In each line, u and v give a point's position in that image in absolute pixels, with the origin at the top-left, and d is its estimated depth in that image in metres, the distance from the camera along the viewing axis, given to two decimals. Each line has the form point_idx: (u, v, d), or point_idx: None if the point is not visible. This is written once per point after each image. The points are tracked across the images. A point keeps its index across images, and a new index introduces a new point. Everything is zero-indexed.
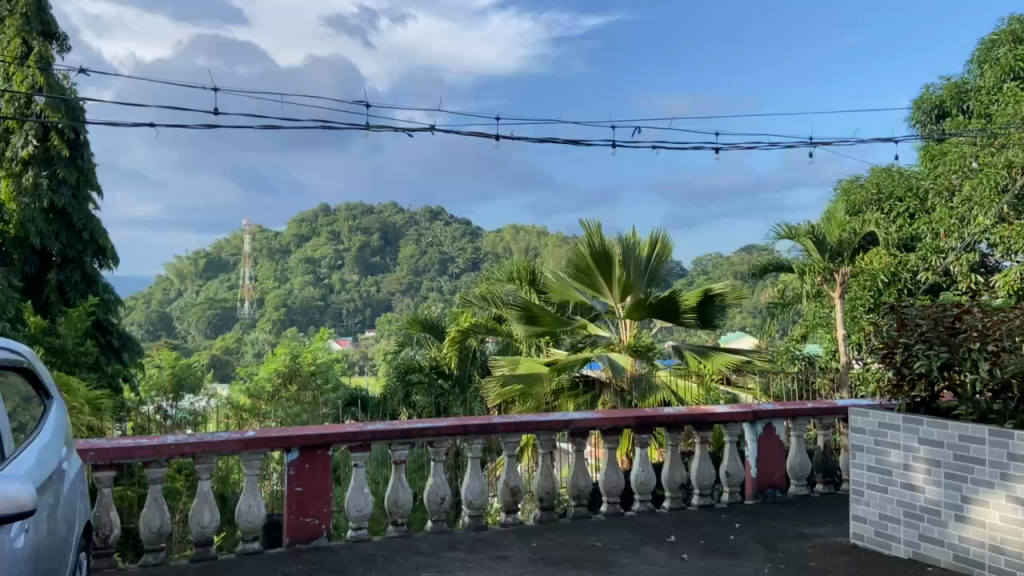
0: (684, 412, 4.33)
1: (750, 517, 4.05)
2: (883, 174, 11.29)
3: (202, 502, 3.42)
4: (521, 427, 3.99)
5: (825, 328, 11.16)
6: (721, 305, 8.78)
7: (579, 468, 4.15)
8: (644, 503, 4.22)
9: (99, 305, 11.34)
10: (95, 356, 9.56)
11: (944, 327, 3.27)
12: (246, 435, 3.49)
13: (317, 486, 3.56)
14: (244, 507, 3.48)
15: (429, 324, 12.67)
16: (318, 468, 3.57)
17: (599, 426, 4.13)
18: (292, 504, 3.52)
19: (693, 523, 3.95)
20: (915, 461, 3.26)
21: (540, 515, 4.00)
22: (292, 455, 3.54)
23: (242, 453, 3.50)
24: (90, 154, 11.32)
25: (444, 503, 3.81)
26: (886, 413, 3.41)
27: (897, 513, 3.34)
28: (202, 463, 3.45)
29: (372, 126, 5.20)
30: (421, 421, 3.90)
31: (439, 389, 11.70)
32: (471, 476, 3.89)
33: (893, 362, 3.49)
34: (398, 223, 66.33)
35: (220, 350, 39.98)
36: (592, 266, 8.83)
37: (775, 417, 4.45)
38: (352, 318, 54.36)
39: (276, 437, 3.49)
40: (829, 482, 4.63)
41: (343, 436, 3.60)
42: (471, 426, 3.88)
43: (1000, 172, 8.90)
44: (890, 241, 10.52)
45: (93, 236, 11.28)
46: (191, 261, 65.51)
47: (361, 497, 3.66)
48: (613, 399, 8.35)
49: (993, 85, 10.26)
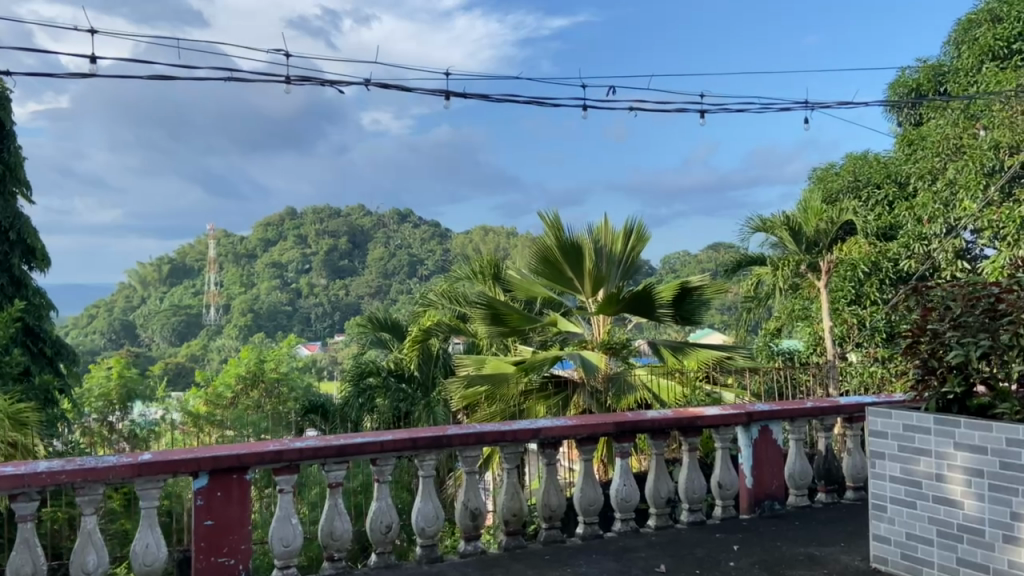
0: (670, 416, 3.75)
1: (748, 535, 3.50)
2: (859, 161, 10.98)
3: (85, 543, 2.77)
4: (481, 438, 3.36)
5: (804, 321, 10.77)
6: (698, 299, 8.29)
7: (551, 485, 3.55)
8: (626, 523, 3.62)
9: (29, 310, 10.40)
10: (22, 366, 8.76)
11: (981, 312, 2.76)
12: (140, 460, 2.83)
13: (231, 518, 2.91)
14: (140, 548, 2.82)
15: (391, 324, 12.17)
16: (233, 497, 2.92)
17: (571, 435, 3.51)
18: (200, 542, 2.86)
19: (684, 545, 3.39)
20: (951, 470, 2.71)
21: (506, 542, 3.40)
22: (200, 482, 2.88)
23: (135, 482, 2.84)
24: (16, 146, 10.46)
25: (390, 532, 3.19)
26: (912, 413, 2.87)
27: (929, 533, 2.80)
28: (84, 496, 2.79)
29: (294, 80, 4.52)
30: (361, 436, 3.25)
31: (401, 393, 11.04)
32: (423, 498, 3.26)
33: (919, 354, 2.95)
34: (365, 225, 65.35)
35: (184, 360, 38.86)
36: (559, 259, 8.19)
37: (771, 419, 3.89)
38: (321, 322, 53.32)
39: (178, 459, 2.83)
40: (831, 491, 4.11)
41: (265, 456, 2.95)
42: (422, 439, 3.24)
43: (987, 154, 8.59)
44: (869, 230, 10.19)
45: (20, 235, 10.42)
46: (154, 266, 64.09)
47: (289, 529, 3.01)
48: (586, 400, 7.91)
49: (972, 66, 9.89)
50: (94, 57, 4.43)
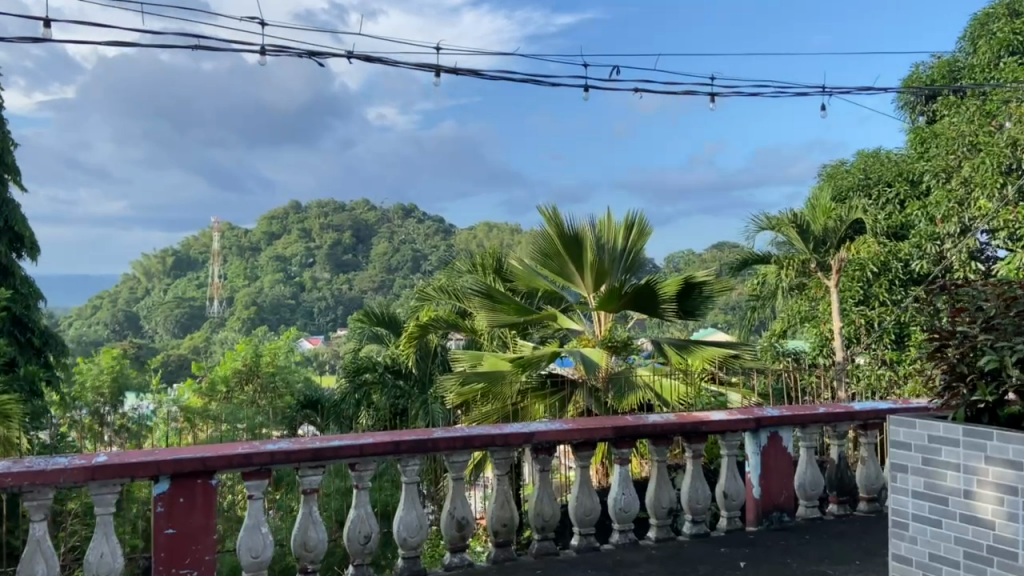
0: (673, 420, 3.50)
1: (756, 550, 3.26)
2: (870, 159, 10.73)
3: (34, 551, 2.54)
4: (469, 443, 3.11)
5: (810, 322, 10.53)
6: (702, 293, 8.02)
7: (545, 493, 3.29)
8: (625, 534, 3.39)
9: (19, 299, 10.19)
10: (7, 355, 8.55)
11: (1016, 313, 2.52)
12: (94, 462, 2.60)
13: (195, 527, 2.67)
14: (94, 557, 2.60)
15: (388, 319, 11.98)
16: (198, 504, 2.68)
17: (566, 439, 3.26)
18: (161, 553, 2.63)
19: (685, 560, 3.15)
20: (981, 485, 2.46)
21: (495, 554, 3.17)
22: (161, 487, 2.65)
23: (89, 486, 2.61)
24: (4, 131, 10.25)
25: (370, 543, 2.96)
26: (939, 423, 2.62)
27: (955, 555, 2.56)
28: (32, 501, 2.56)
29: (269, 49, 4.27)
30: (340, 438, 3.01)
31: (398, 390, 10.83)
32: (406, 507, 3.03)
33: (946, 358, 2.70)
34: (370, 221, 65.04)
35: (186, 352, 38.72)
36: (562, 251, 7.99)
37: (781, 425, 3.65)
38: (324, 316, 53.04)
39: (136, 462, 2.60)
40: (843, 502, 3.88)
41: (232, 461, 2.71)
42: (405, 444, 3.00)
43: (1004, 152, 8.26)
44: (878, 230, 9.93)
45: (7, 222, 10.24)
46: (158, 258, 64.01)
47: (258, 538, 2.78)
48: (586, 399, 7.69)
49: (988, 61, 9.59)
50: (46, 22, 4.19)
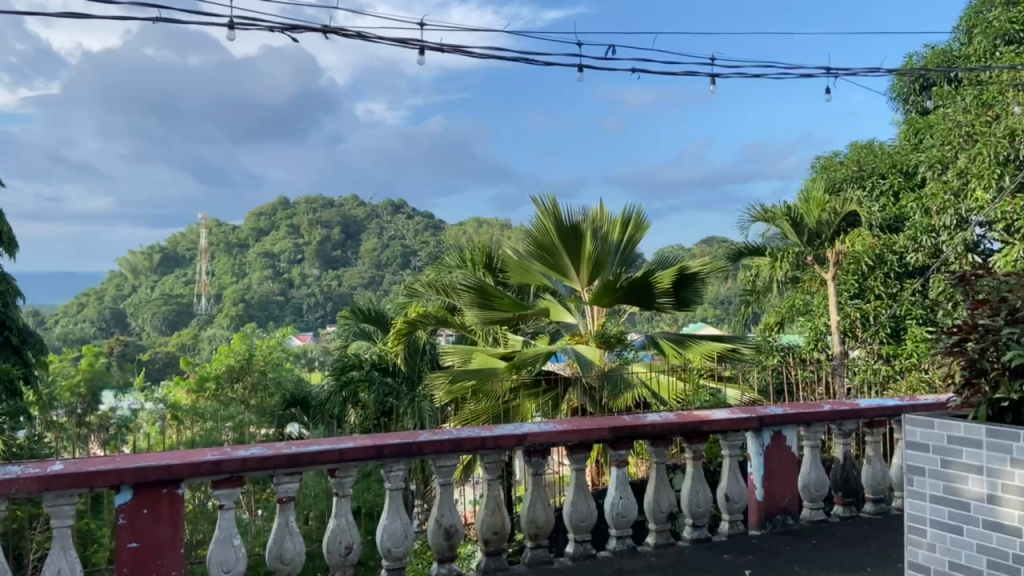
0: (673, 420, 3.32)
1: (761, 557, 3.10)
2: (864, 150, 10.59)
3: None
4: (458, 446, 2.93)
5: (805, 316, 10.42)
6: (695, 282, 7.91)
7: (537, 498, 3.11)
8: (623, 540, 3.21)
9: None
10: None
11: None
12: (50, 471, 2.39)
13: (160, 540, 2.47)
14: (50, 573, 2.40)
15: (374, 314, 11.76)
16: (163, 514, 2.49)
17: (560, 441, 3.07)
18: (123, 568, 2.43)
19: (687, 569, 2.98)
20: (1007, 490, 2.29)
21: (485, 564, 2.99)
22: (123, 497, 2.45)
23: (44, 497, 2.40)
24: None
25: (351, 554, 2.76)
26: (959, 423, 2.44)
27: (978, 563, 2.39)
28: None
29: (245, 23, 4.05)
30: (318, 442, 2.81)
31: (386, 388, 10.61)
32: (390, 516, 2.84)
33: (966, 353, 2.52)
34: (358, 217, 64.59)
35: (172, 350, 38.24)
36: (556, 244, 7.81)
37: (785, 424, 3.48)
38: (312, 313, 52.57)
39: (94, 471, 2.39)
40: (849, 503, 3.72)
41: (200, 469, 2.52)
42: (388, 448, 2.80)
43: (1003, 143, 8.19)
44: (873, 222, 9.80)
45: None
46: (145, 255, 63.41)
47: (229, 552, 2.58)
48: (580, 398, 7.49)
49: (985, 50, 9.45)
50: None
